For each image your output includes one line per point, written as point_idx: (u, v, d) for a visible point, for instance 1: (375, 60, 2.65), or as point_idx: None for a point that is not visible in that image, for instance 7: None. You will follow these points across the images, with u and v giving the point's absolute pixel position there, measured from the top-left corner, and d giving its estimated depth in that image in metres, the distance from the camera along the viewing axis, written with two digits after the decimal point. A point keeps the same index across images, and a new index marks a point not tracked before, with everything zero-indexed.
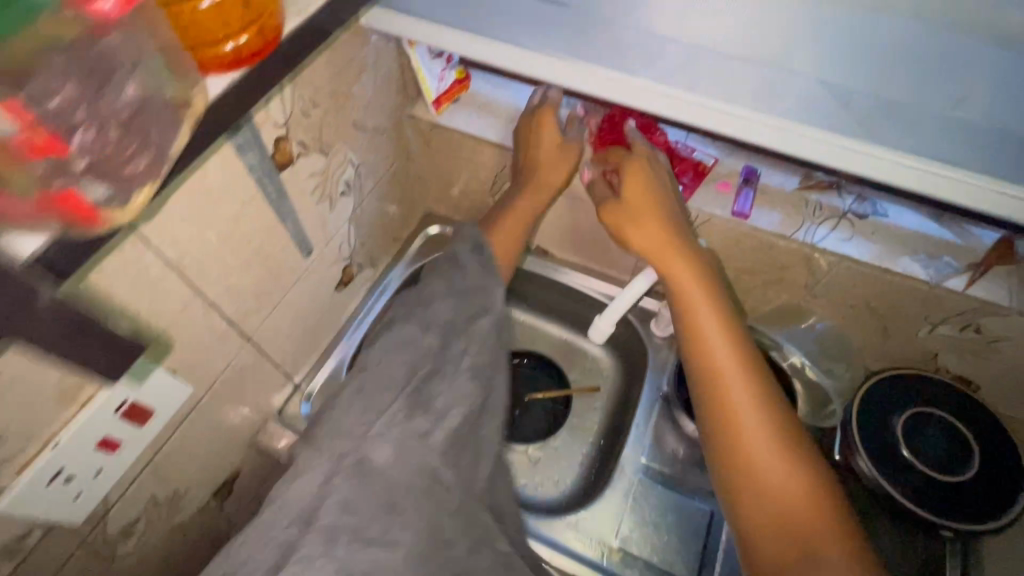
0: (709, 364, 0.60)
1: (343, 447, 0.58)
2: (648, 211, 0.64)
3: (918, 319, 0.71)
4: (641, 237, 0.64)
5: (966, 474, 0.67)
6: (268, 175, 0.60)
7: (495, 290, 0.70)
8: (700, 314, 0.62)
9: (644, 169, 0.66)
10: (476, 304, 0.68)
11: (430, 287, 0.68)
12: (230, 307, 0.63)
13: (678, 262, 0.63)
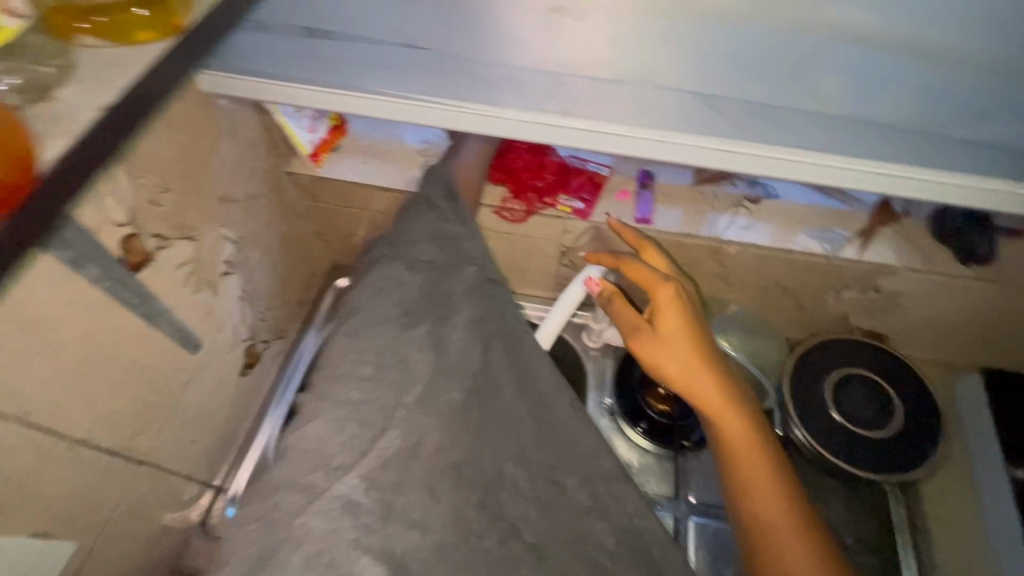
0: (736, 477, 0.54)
1: (365, 417, 0.51)
2: (668, 324, 0.58)
3: (825, 289, 0.73)
4: (657, 355, 0.58)
5: (893, 426, 0.71)
6: (122, 281, 0.52)
7: (469, 244, 0.61)
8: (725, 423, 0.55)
9: (653, 275, 0.60)
10: (452, 262, 0.60)
11: (416, 237, 0.61)
12: (107, 437, 0.54)
13: (708, 373, 0.56)
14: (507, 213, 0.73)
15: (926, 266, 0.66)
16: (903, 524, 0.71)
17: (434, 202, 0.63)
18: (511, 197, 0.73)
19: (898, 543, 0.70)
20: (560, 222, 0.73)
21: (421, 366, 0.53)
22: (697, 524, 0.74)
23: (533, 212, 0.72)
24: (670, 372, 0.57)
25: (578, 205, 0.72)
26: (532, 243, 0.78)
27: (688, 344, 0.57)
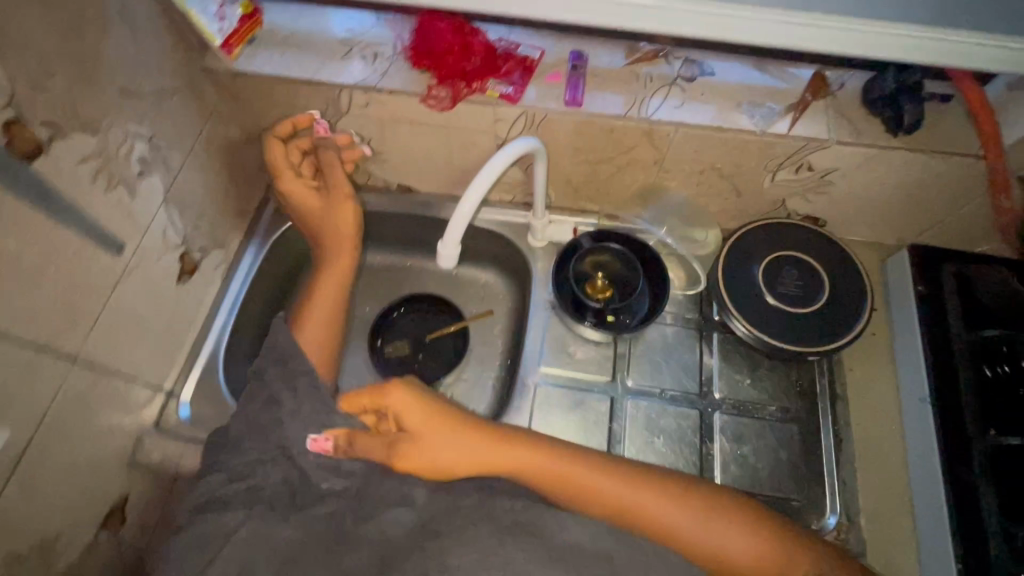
0: (605, 505, 0.61)
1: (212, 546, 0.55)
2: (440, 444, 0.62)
3: (761, 171, 0.73)
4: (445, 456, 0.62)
5: (820, 302, 0.73)
6: (14, 171, 0.50)
7: (272, 465, 0.60)
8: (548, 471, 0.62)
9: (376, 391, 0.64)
10: (254, 468, 0.60)
11: (233, 461, 0.60)
12: (27, 332, 0.54)
13: (466, 441, 0.63)
14: (433, 101, 0.70)
15: (855, 139, 0.65)
16: (825, 393, 0.75)
17: (263, 390, 0.64)
18: (436, 84, 0.70)
19: (819, 410, 0.74)
20: (489, 110, 0.70)
21: (238, 517, 0.56)
22: (633, 404, 0.77)
23: (460, 99, 0.70)
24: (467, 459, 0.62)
25: (507, 90, 0.69)
26: (466, 137, 0.76)
27: (421, 405, 0.64)
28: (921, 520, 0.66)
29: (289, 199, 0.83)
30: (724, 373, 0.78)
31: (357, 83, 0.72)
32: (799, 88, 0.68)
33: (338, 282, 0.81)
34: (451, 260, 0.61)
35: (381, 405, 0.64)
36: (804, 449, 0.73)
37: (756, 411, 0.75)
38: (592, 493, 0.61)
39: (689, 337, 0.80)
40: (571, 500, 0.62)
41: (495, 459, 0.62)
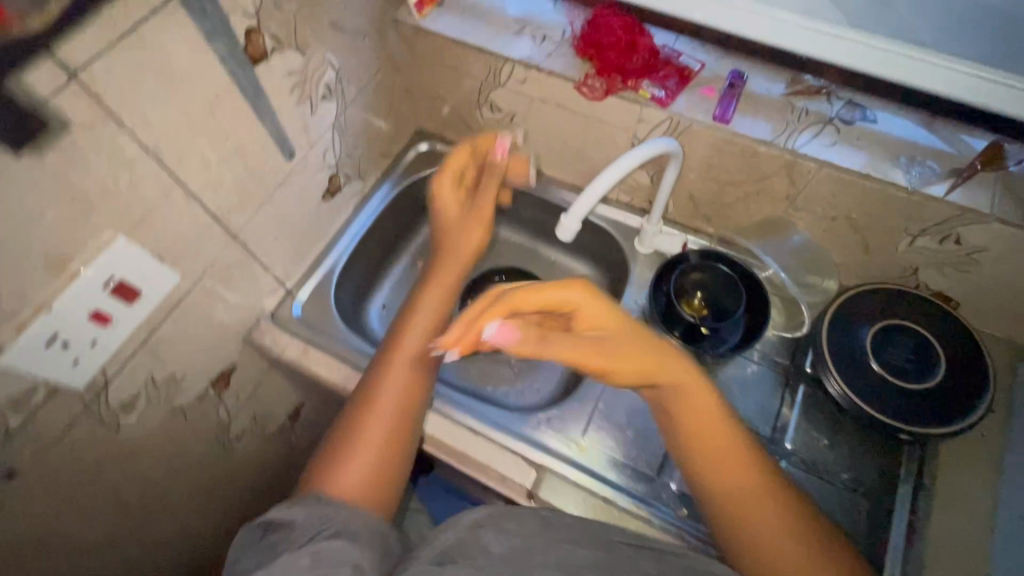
0: (757, 538, 0.55)
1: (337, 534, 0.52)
2: (429, 298, 0.74)
3: (898, 232, 0.70)
4: (393, 377, 0.66)
5: (930, 382, 0.69)
6: (241, 68, 0.61)
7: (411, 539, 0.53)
8: (730, 467, 0.58)
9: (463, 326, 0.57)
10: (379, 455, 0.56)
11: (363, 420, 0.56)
12: (211, 201, 0.65)
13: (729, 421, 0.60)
14: (586, 90, 0.74)
15: (1020, 219, 0.61)
16: (908, 476, 0.70)
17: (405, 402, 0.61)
18: (594, 74, 0.74)
19: (899, 492, 0.69)
20: (635, 109, 0.73)
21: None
22: None
23: (613, 93, 0.73)
24: (425, 352, 0.69)
25: (659, 93, 0.72)
26: (606, 130, 0.79)
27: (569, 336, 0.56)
28: None
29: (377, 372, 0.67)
30: (801, 427, 0.75)
31: (522, 59, 0.77)
32: (967, 155, 0.64)
33: (395, 407, 0.64)
34: (571, 234, 0.64)
35: (562, 302, 0.58)
36: (867, 525, 0.69)
37: (824, 473, 0.72)
38: (775, 534, 0.55)
39: (775, 379, 0.79)
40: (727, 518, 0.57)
41: (394, 437, 0.63)
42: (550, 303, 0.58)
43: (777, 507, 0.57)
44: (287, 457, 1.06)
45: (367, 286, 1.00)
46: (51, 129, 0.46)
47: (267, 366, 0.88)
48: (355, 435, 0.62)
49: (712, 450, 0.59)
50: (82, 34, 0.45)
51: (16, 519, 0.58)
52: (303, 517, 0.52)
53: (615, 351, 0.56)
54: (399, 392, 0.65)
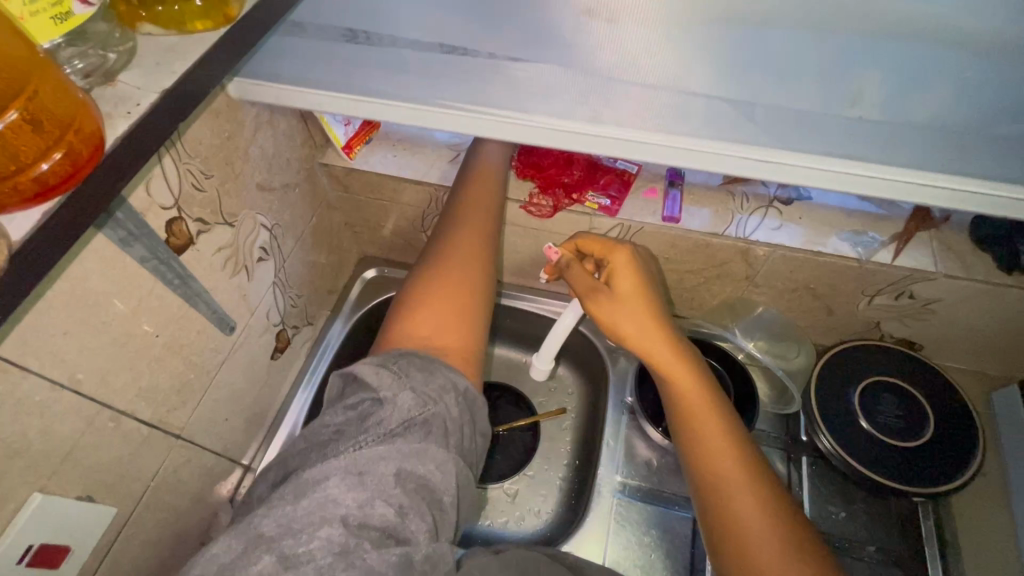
0: (737, 532, 0.52)
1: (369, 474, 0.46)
2: (480, 195, 0.70)
3: (856, 294, 0.72)
4: (459, 271, 0.64)
5: (925, 437, 0.69)
6: (165, 261, 0.55)
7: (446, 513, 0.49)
8: (718, 447, 0.56)
9: (609, 243, 0.63)
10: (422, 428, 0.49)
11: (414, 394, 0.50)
12: (146, 410, 0.57)
13: (724, 412, 0.59)
14: (534, 208, 0.74)
15: (963, 273, 0.65)
16: (931, 539, 0.69)
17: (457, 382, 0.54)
18: (538, 193, 0.74)
19: (928, 557, 0.68)
20: (586, 219, 0.73)
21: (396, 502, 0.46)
22: None
23: (561, 208, 0.73)
24: (483, 240, 0.68)
25: (607, 201, 0.72)
26: (558, 239, 0.79)
27: (629, 303, 0.61)
28: None
29: (438, 302, 0.61)
30: (815, 503, 0.73)
31: None
32: (900, 218, 0.68)
33: (459, 293, 0.62)
34: None
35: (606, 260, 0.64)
36: None
37: (853, 550, 0.69)
38: (751, 517, 0.52)
39: (779, 456, 0.75)
40: (715, 506, 0.54)
41: (468, 291, 0.63)
42: (597, 254, 0.64)
43: (752, 491, 0.54)
44: None
45: None
46: None
47: None
48: (412, 318, 0.60)
49: (705, 431, 0.57)
50: (27, 325, 0.43)
51: None
52: (401, 396, 0.50)
53: (632, 329, 0.61)
54: (462, 267, 0.65)
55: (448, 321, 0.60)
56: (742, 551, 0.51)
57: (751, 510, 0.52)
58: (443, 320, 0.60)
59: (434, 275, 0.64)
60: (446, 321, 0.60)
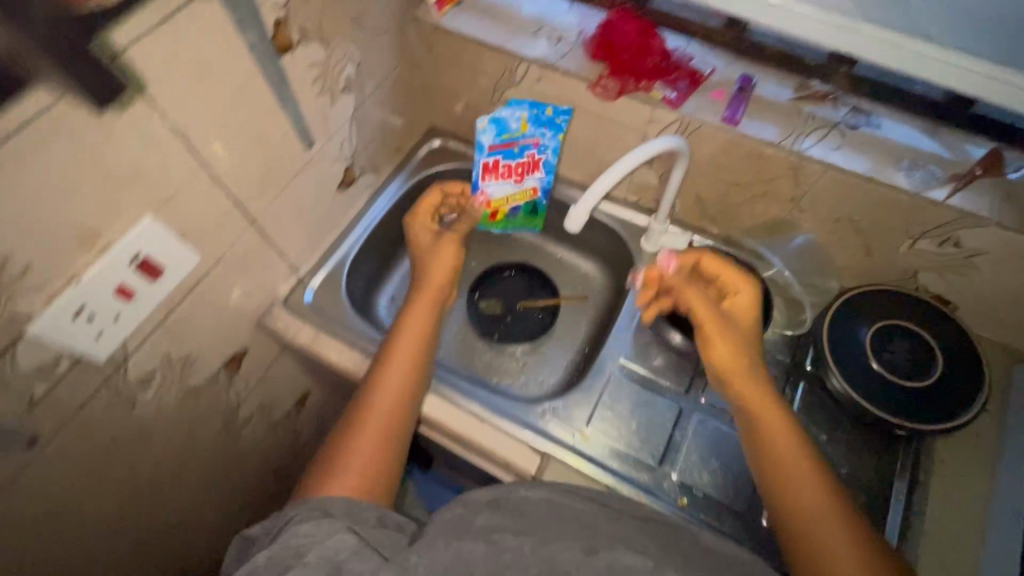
0: (773, 462, 0.60)
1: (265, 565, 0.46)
2: (416, 313, 0.74)
3: (900, 234, 0.71)
4: (384, 395, 0.66)
5: (927, 381, 0.71)
6: (268, 57, 0.63)
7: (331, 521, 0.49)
8: (756, 393, 0.65)
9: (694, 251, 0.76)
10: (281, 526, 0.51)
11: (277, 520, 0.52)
12: (233, 187, 0.67)
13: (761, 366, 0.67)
14: (599, 89, 0.77)
15: (1017, 225, 0.63)
16: (904, 476, 0.72)
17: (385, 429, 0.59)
18: (607, 75, 0.76)
19: (894, 490, 0.71)
20: (647, 109, 0.76)
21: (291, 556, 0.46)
22: (698, 421, 0.78)
23: (625, 93, 0.75)
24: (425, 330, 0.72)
25: (670, 94, 0.74)
26: (617, 129, 0.81)
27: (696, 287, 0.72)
28: None
29: (365, 399, 0.65)
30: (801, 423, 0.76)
31: (538, 58, 0.80)
32: (968, 161, 0.67)
33: (387, 407, 0.65)
34: (578, 225, 0.67)
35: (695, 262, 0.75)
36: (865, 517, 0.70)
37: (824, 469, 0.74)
38: (784, 449, 0.61)
39: (777, 379, 0.79)
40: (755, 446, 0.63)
41: (386, 429, 0.64)
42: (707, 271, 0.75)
43: (798, 447, 0.61)
44: (290, 441, 1.08)
45: (377, 276, 1.02)
46: (88, 108, 0.48)
47: (276, 352, 0.91)
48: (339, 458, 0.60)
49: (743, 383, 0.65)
50: (159, 65, 0.52)
51: (38, 488, 0.60)
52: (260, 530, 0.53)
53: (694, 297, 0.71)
54: (392, 405, 0.65)
55: (367, 438, 0.62)
56: (779, 482, 0.59)
57: (799, 464, 0.60)
58: (360, 463, 0.60)
59: (364, 392, 0.67)
60: (367, 460, 0.60)
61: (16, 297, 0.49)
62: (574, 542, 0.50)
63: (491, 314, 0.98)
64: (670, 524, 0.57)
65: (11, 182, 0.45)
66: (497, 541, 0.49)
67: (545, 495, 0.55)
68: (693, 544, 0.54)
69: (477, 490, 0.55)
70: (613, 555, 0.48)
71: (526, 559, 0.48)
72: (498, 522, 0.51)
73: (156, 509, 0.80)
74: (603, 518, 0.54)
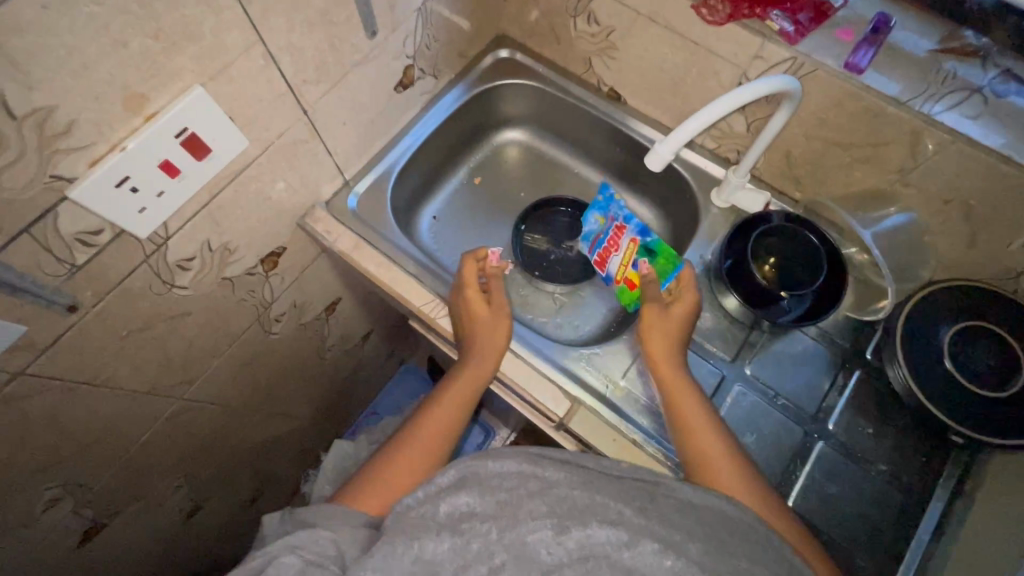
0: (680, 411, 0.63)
1: None
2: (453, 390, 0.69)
3: (1017, 228, 0.63)
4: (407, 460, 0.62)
5: (1003, 393, 0.65)
6: None
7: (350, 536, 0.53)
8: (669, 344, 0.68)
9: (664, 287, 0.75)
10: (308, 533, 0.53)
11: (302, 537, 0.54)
12: (288, 69, 0.61)
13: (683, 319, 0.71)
14: (706, 11, 0.67)
15: None
16: (948, 483, 0.68)
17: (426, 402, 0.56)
18: None
19: (933, 495, 0.68)
20: (758, 43, 0.66)
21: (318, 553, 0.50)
22: (739, 391, 0.74)
23: (735, 19, 0.66)
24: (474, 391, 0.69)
25: (788, 27, 0.64)
26: (715, 62, 0.72)
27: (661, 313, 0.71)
28: None
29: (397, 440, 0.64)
30: (849, 412, 0.72)
31: None
32: None
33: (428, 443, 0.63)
34: (661, 164, 0.60)
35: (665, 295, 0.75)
36: (896, 517, 0.68)
37: (862, 461, 0.70)
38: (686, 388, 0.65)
39: (829, 361, 0.75)
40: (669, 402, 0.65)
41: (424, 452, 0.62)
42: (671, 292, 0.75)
43: (699, 405, 0.63)
44: (317, 344, 1.09)
45: (422, 191, 0.97)
46: None
47: (313, 255, 0.88)
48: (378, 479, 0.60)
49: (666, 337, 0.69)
50: None
51: (76, 352, 0.61)
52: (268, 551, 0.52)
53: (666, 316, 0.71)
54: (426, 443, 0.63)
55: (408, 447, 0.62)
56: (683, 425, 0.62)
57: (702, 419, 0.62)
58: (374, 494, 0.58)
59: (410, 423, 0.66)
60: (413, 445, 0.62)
61: (57, 156, 0.46)
62: (544, 519, 0.48)
63: (535, 250, 0.94)
64: (653, 479, 0.53)
65: (55, 25, 0.41)
66: (466, 530, 0.48)
67: (514, 469, 0.53)
68: (673, 500, 0.51)
69: (445, 474, 0.53)
70: (585, 532, 0.46)
71: (494, 544, 0.46)
72: (467, 508, 0.50)
73: (185, 389, 0.82)
74: (576, 488, 0.51)
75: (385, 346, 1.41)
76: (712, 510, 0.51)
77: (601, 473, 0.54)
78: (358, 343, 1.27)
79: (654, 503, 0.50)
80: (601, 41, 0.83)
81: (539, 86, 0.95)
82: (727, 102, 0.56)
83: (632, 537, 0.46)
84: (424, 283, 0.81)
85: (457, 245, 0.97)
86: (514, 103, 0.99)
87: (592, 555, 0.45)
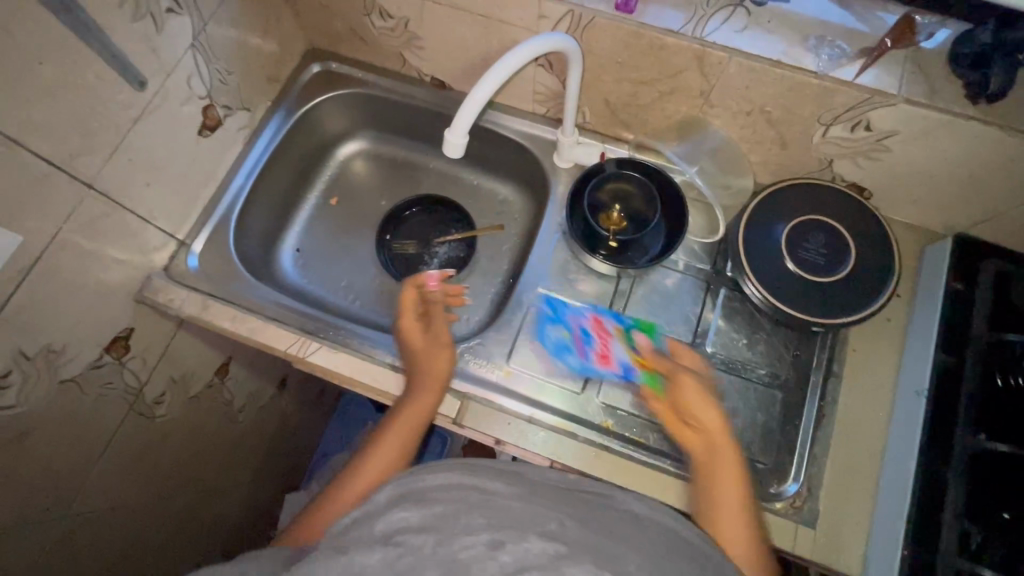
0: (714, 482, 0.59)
1: None
2: (401, 424, 0.66)
3: (812, 122, 0.66)
4: (353, 486, 0.60)
5: (840, 275, 0.69)
6: None
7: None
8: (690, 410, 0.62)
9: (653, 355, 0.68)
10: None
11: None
12: (42, 146, 0.56)
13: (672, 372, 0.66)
14: None
15: (925, 98, 0.59)
16: (819, 366, 0.73)
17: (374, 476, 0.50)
18: None
19: (807, 386, 0.72)
20: (533, 4, 0.66)
21: None
22: None
23: None
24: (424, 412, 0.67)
25: None
26: (507, 31, 0.72)
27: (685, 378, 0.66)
28: (885, 483, 0.65)
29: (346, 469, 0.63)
30: (723, 328, 0.76)
31: None
32: (877, 32, 0.61)
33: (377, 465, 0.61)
34: (460, 148, 0.58)
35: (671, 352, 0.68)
36: (784, 413, 0.72)
37: (743, 371, 0.74)
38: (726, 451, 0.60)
39: (696, 287, 0.78)
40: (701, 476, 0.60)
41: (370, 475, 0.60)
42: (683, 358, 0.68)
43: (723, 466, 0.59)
44: (221, 411, 1.04)
45: (275, 229, 0.93)
46: None
47: (172, 326, 0.83)
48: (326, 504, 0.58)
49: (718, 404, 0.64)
50: None
51: None
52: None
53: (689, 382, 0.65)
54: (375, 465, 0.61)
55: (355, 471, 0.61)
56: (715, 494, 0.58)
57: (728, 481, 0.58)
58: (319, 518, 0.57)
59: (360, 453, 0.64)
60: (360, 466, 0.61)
61: None
62: (480, 532, 0.41)
63: (404, 256, 0.92)
64: (602, 493, 0.51)
65: None
66: (400, 542, 0.41)
67: (456, 482, 0.47)
68: (620, 514, 0.48)
69: (381, 492, 0.48)
70: (522, 545, 0.40)
71: (427, 558, 0.40)
72: (403, 522, 0.43)
73: (67, 507, 0.75)
74: (517, 499, 0.46)
75: (306, 389, 1.36)
76: (656, 528, 0.47)
77: (547, 485, 0.50)
78: (273, 395, 1.21)
79: (596, 515, 0.46)
80: (402, 33, 0.81)
81: (362, 93, 0.92)
82: (518, 59, 0.56)
83: (568, 549, 0.41)
84: (290, 325, 0.77)
85: (328, 273, 0.93)
86: (345, 115, 0.95)
87: (525, 568, 0.39)
